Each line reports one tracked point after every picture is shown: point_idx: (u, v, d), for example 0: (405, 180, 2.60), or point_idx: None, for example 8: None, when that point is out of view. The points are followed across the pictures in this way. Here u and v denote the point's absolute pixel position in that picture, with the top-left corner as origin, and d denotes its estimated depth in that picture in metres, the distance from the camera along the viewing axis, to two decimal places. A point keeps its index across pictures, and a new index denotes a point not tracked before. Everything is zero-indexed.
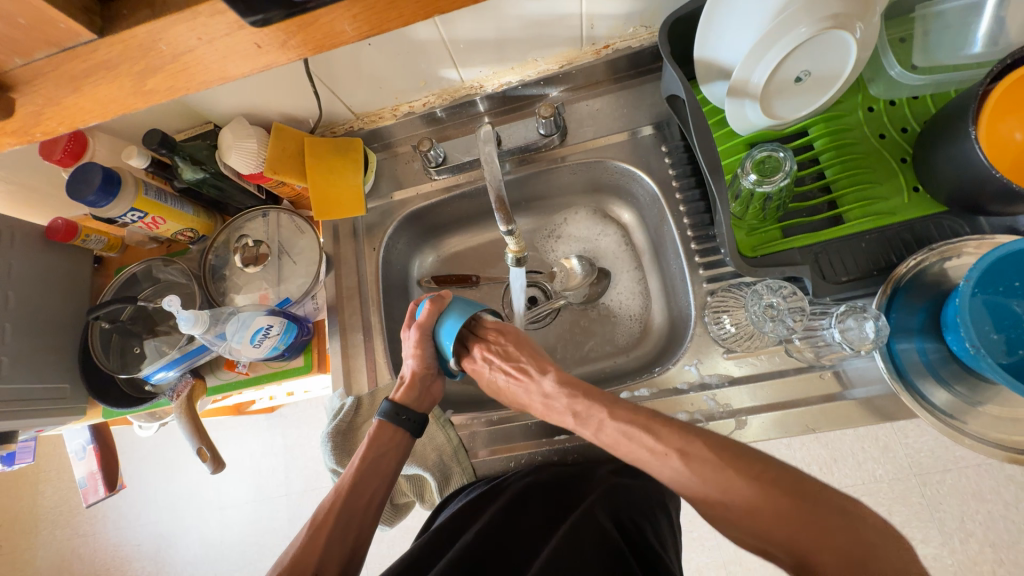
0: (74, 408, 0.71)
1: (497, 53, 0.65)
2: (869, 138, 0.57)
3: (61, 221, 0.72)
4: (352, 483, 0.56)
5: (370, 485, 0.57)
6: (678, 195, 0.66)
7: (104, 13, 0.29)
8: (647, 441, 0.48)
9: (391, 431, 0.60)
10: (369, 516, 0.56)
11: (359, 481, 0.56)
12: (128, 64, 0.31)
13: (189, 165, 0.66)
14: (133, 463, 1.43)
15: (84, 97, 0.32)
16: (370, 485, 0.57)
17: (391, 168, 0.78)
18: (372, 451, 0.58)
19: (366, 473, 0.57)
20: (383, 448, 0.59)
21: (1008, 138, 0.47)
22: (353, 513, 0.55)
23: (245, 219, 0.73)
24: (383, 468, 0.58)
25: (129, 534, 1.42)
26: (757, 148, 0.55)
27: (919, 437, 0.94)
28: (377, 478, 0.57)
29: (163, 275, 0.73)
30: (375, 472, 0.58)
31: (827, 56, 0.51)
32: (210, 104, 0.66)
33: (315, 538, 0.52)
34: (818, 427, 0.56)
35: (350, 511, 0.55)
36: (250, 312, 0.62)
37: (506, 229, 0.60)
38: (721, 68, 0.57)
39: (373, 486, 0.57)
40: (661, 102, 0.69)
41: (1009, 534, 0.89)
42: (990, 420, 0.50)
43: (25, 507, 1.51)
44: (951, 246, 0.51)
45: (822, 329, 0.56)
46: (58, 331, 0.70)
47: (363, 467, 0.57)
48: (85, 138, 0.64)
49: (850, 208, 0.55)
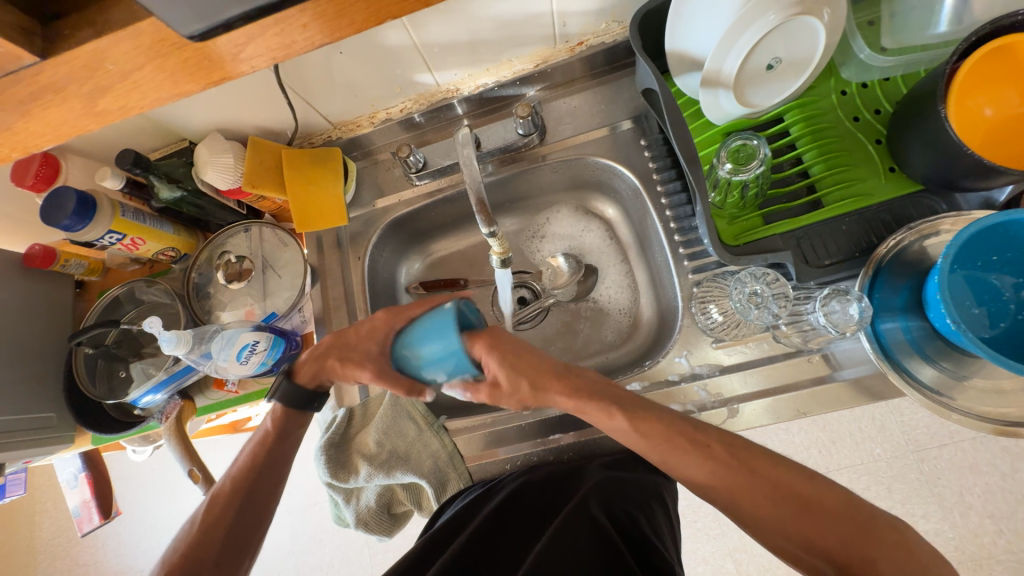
0: (62, 437, 0.70)
1: (471, 55, 0.65)
2: (844, 121, 0.57)
3: (38, 247, 0.71)
4: (250, 467, 0.59)
5: (268, 466, 0.60)
6: (659, 188, 0.66)
7: (44, 35, 0.29)
8: None
9: (289, 415, 0.61)
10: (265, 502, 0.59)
11: (255, 467, 0.59)
12: (74, 85, 0.30)
13: (165, 184, 0.65)
14: (130, 489, 1.41)
15: (36, 122, 0.32)
16: (267, 476, 0.60)
17: (371, 176, 0.77)
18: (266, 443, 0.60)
19: (261, 466, 0.59)
20: (278, 439, 0.61)
21: (978, 113, 0.48)
22: (251, 507, 0.58)
23: (226, 235, 0.72)
24: (280, 450, 0.61)
25: (130, 560, 1.39)
26: (731, 137, 0.55)
27: (914, 414, 0.95)
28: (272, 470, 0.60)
29: (146, 296, 0.72)
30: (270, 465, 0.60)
31: (795, 43, 0.51)
32: (182, 121, 0.65)
33: (208, 535, 0.56)
34: (809, 411, 0.56)
35: (250, 492, 0.58)
36: (235, 329, 0.62)
37: (487, 231, 0.59)
38: (693, 60, 0.57)
39: (273, 465, 0.60)
40: (637, 96, 0.70)
41: (1007, 504, 0.90)
42: (976, 394, 0.50)
43: (22, 539, 1.48)
44: (929, 224, 0.52)
45: (808, 314, 0.57)
46: (42, 359, 0.69)
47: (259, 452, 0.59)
48: (57, 162, 0.63)
49: (828, 192, 0.56)
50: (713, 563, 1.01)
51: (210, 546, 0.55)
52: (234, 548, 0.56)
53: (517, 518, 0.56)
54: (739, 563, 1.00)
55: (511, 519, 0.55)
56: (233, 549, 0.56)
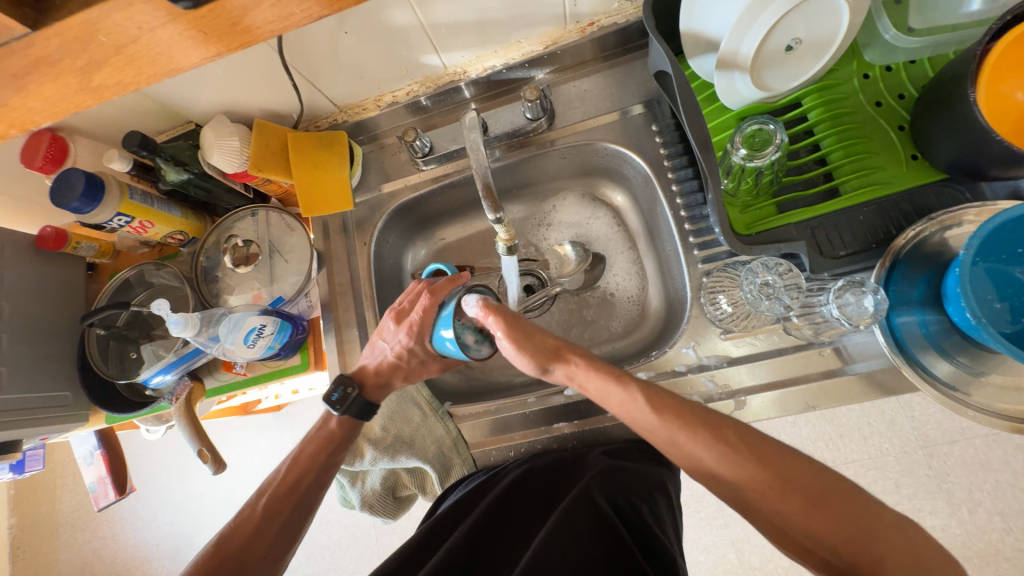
0: (77, 416, 0.71)
1: (479, 35, 0.63)
2: (865, 106, 0.55)
3: (50, 229, 0.72)
4: (307, 467, 0.58)
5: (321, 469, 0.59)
6: (670, 175, 0.64)
7: None
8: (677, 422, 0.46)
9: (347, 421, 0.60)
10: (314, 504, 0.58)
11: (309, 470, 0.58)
12: (69, 59, 0.30)
13: (172, 167, 0.65)
14: (145, 466, 1.45)
15: (31, 96, 0.32)
16: (319, 477, 0.58)
17: (377, 160, 0.77)
18: (325, 449, 0.59)
19: (318, 467, 0.58)
20: (338, 445, 0.60)
21: (1010, 99, 0.45)
22: (305, 502, 0.57)
23: (234, 219, 0.72)
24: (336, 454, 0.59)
25: (146, 534, 1.44)
26: (746, 122, 0.53)
27: (926, 409, 0.93)
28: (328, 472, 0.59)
29: (156, 279, 0.72)
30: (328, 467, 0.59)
31: (816, 21, 0.49)
32: (188, 102, 0.65)
33: (264, 527, 0.54)
34: (818, 404, 0.55)
35: (306, 489, 0.57)
36: (242, 312, 0.62)
37: (494, 217, 0.58)
38: (709, 41, 0.55)
39: (323, 469, 0.59)
40: (650, 80, 0.67)
41: (1018, 502, 0.89)
42: (993, 390, 0.49)
43: (44, 512, 1.54)
44: (951, 215, 0.50)
45: (820, 307, 0.55)
46: (56, 339, 0.70)
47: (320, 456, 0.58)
48: (66, 143, 0.64)
49: (846, 180, 0.54)
50: (714, 552, 1.01)
51: (257, 543, 0.53)
52: (280, 546, 0.54)
53: (521, 505, 0.56)
54: (741, 553, 1.00)
55: (515, 505, 0.56)
56: (280, 542, 0.54)
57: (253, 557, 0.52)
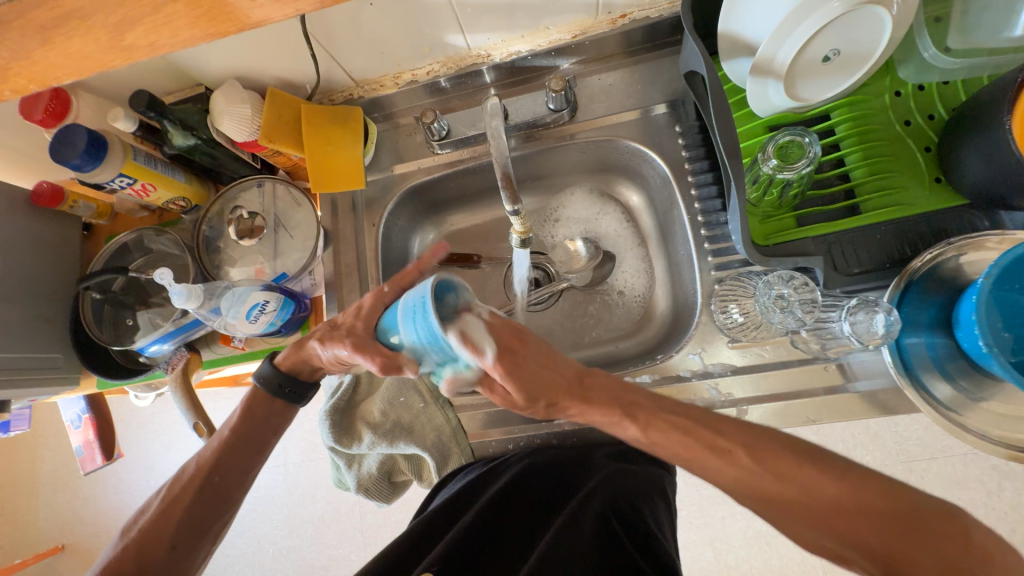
0: (67, 378, 0.70)
1: (508, 19, 0.61)
2: (894, 124, 0.54)
3: (47, 185, 0.69)
4: (214, 456, 0.57)
5: (228, 462, 0.58)
6: (690, 178, 0.63)
7: None
8: (695, 438, 0.46)
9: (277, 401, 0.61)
10: (204, 530, 0.56)
11: (225, 460, 0.58)
12: (102, 15, 0.28)
13: (179, 131, 0.62)
14: (131, 430, 1.44)
15: (55, 51, 0.30)
16: (238, 459, 0.58)
17: (391, 140, 0.75)
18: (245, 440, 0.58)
19: (207, 493, 0.56)
20: (255, 435, 0.59)
21: None
22: (216, 495, 0.57)
23: (239, 188, 0.70)
24: (246, 442, 0.59)
25: (128, 497, 1.43)
26: (781, 132, 0.52)
27: (909, 426, 0.95)
28: (221, 496, 0.57)
29: (155, 245, 0.70)
30: (221, 489, 0.57)
31: (857, 34, 0.48)
32: (201, 64, 0.62)
33: (172, 516, 0.55)
34: (819, 419, 0.55)
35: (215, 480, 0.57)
36: (246, 287, 0.61)
37: (511, 208, 0.57)
38: (746, 43, 0.54)
39: (233, 461, 0.58)
40: (676, 79, 0.66)
41: (988, 520, 0.91)
42: (992, 417, 0.50)
43: (24, 470, 1.53)
44: (971, 241, 0.50)
45: (832, 322, 0.55)
46: (48, 300, 0.68)
47: (228, 444, 0.58)
48: (68, 98, 0.61)
49: (868, 199, 0.54)
50: (692, 550, 1.03)
51: (168, 528, 0.54)
52: (194, 530, 0.55)
53: (522, 504, 0.56)
54: (719, 553, 1.02)
55: (515, 501, 0.56)
56: (182, 526, 0.55)
57: (168, 534, 0.54)
